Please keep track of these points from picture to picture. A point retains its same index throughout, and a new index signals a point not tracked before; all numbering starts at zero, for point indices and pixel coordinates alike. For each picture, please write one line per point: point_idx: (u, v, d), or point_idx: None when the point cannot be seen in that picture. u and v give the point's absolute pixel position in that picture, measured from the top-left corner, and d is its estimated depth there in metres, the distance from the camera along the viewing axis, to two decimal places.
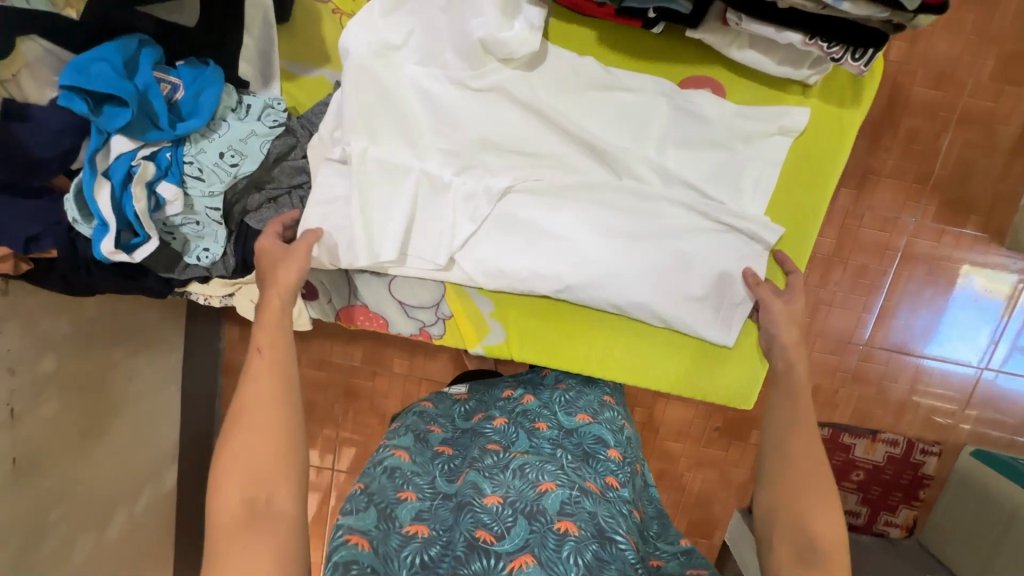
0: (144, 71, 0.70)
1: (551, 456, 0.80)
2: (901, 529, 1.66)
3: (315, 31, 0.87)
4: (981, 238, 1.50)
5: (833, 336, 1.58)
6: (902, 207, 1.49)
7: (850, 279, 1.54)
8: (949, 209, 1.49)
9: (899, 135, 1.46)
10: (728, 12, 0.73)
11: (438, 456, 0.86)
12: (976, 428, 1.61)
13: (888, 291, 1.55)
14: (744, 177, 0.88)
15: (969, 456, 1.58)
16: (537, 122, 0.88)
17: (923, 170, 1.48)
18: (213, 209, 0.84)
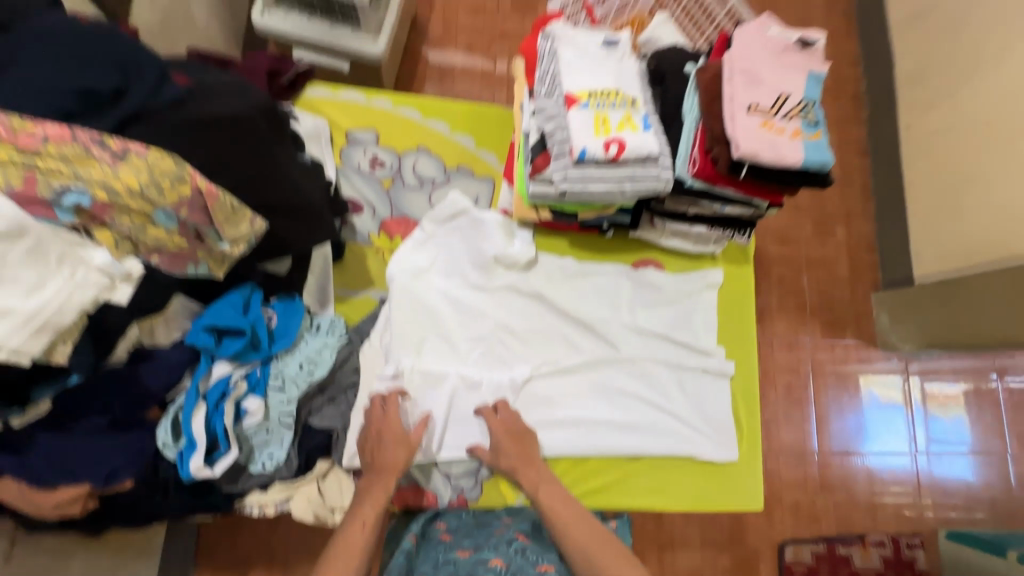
0: (254, 308, 0.90)
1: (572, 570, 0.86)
2: None
3: (361, 264, 1.14)
4: (857, 356, 1.88)
5: (789, 450, 1.81)
6: (795, 331, 1.89)
7: (783, 402, 1.84)
8: (829, 329, 1.89)
9: (772, 281, 1.92)
10: (656, 219, 1.12)
11: (460, 562, 0.91)
12: (936, 512, 1.80)
13: (815, 401, 1.85)
14: (694, 320, 1.21)
15: (945, 540, 1.75)
16: (540, 307, 1.17)
17: (797, 301, 1.91)
18: (286, 415, 0.95)
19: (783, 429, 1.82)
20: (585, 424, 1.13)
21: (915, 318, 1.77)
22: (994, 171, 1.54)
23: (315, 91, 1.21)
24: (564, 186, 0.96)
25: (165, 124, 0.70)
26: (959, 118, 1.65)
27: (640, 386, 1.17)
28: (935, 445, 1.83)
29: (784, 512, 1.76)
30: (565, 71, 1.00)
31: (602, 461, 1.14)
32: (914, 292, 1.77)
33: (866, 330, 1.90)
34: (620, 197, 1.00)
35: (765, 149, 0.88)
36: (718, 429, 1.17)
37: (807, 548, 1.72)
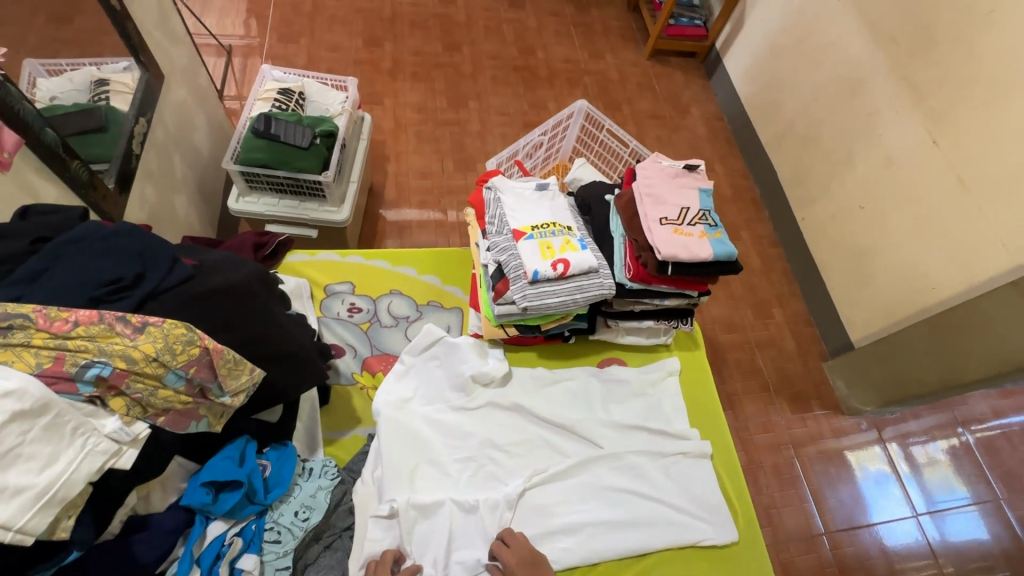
0: (251, 458, 0.93)
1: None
2: None
3: (347, 404, 1.20)
4: (831, 427, 1.97)
5: (796, 535, 1.78)
6: (765, 411, 1.98)
7: (776, 484, 1.86)
8: (795, 403, 2.01)
9: (730, 366, 2.06)
10: (609, 320, 1.27)
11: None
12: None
13: (805, 478, 1.88)
14: (663, 407, 1.30)
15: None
16: (521, 417, 1.24)
17: (759, 381, 2.04)
18: (281, 569, 0.91)
19: (785, 513, 1.81)
20: (584, 530, 1.14)
21: (867, 378, 1.91)
22: (874, 246, 1.85)
23: (294, 257, 1.37)
24: (525, 303, 1.10)
25: (178, 296, 0.83)
26: (838, 207, 2.00)
27: (628, 480, 1.20)
28: (938, 508, 1.83)
29: None
30: (509, 213, 1.22)
31: (610, 568, 1.12)
32: (858, 355, 1.93)
33: (829, 399, 2.03)
34: (574, 306, 1.14)
35: (681, 251, 1.08)
36: (715, 512, 1.20)
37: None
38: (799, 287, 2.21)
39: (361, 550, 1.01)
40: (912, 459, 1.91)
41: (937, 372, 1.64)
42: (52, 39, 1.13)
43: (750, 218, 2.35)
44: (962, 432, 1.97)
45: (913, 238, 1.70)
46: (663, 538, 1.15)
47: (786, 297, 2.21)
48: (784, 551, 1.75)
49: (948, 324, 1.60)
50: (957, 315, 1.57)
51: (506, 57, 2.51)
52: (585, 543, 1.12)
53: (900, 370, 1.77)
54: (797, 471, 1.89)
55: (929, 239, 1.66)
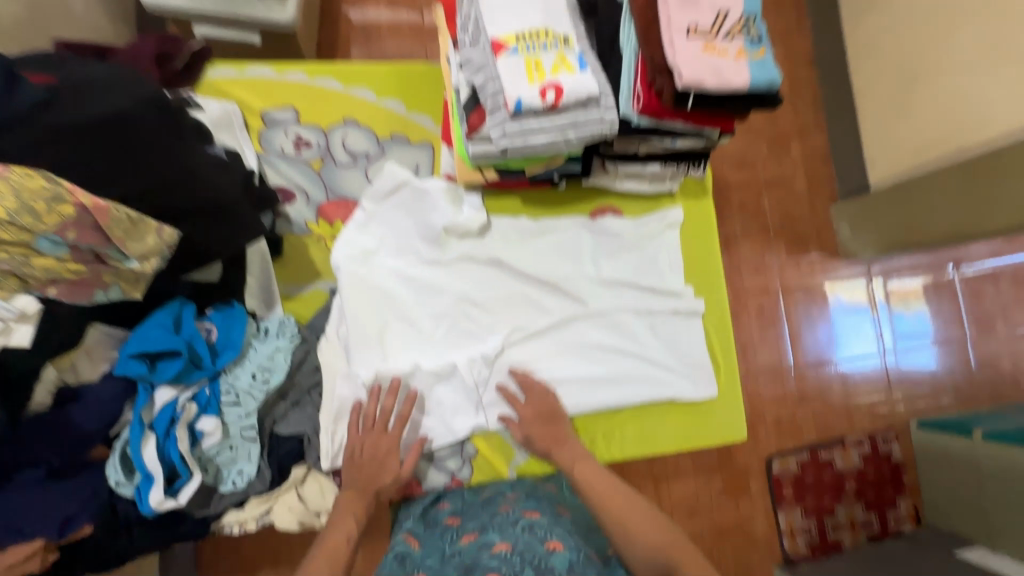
0: (188, 325, 0.82)
1: (559, 527, 0.86)
2: (909, 520, 1.89)
3: (302, 257, 1.06)
4: (824, 272, 1.90)
5: (766, 370, 1.85)
6: (760, 255, 1.89)
7: (757, 325, 1.87)
8: (793, 247, 1.91)
9: (733, 208, 1.90)
10: (607, 163, 1.06)
11: (446, 528, 0.91)
12: (909, 405, 1.90)
13: (787, 319, 1.88)
14: (659, 263, 1.18)
15: (918, 432, 1.87)
16: (500, 273, 1.12)
17: (761, 224, 1.90)
18: (248, 429, 0.90)
19: (760, 351, 1.86)
20: (561, 385, 1.11)
21: (877, 222, 1.75)
22: (925, 70, 1.51)
23: (215, 70, 1.07)
24: (504, 143, 0.89)
25: (34, 137, 0.63)
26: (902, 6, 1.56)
27: (612, 337, 1.14)
28: (904, 346, 1.90)
29: (768, 428, 1.83)
30: (487, 14, 0.91)
31: (585, 419, 1.13)
32: (873, 197, 1.74)
33: (828, 241, 1.92)
34: (566, 147, 0.93)
35: (709, 76, 0.82)
36: (698, 368, 1.17)
37: (793, 459, 1.82)
38: (826, 117, 1.93)
39: (328, 408, 0.98)
40: (895, 291, 1.92)
41: (954, 221, 1.47)
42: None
43: (788, 27, 1.93)
44: (956, 268, 1.95)
45: (975, 64, 1.36)
46: (642, 393, 1.13)
47: (810, 129, 1.94)
48: (751, 384, 1.84)
49: (986, 167, 1.36)
50: (1000, 156, 1.32)
51: None
52: (562, 398, 1.11)
53: (915, 216, 1.59)
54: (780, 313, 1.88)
55: (1002, 56, 1.31)
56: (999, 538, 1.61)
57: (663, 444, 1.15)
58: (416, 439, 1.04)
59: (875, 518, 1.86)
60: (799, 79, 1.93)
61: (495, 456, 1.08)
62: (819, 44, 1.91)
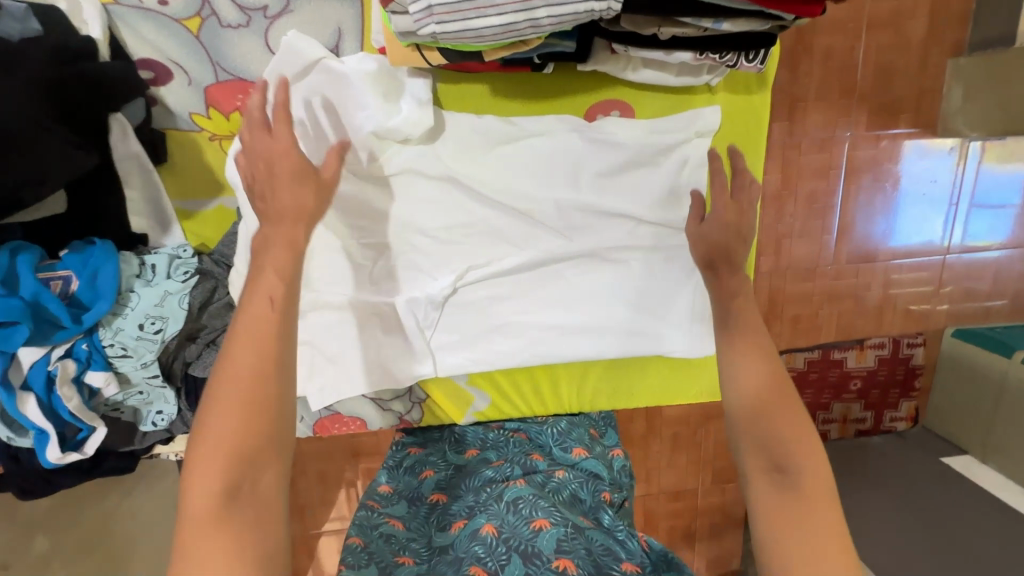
0: (28, 280, 0.67)
1: (548, 494, 0.77)
2: (906, 421, 1.57)
3: (196, 162, 0.81)
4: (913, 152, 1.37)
5: (800, 266, 1.44)
6: (835, 124, 1.35)
7: (804, 216, 1.41)
8: (881, 114, 1.35)
9: (813, 56, 1.32)
10: (614, 45, 0.70)
11: (432, 509, 0.82)
12: (953, 308, 1.50)
13: (843, 206, 1.40)
14: (671, 187, 0.88)
15: (950, 339, 1.49)
16: (456, 194, 0.86)
17: (846, 83, 1.33)
18: (153, 377, 0.79)
19: (799, 244, 1.44)
20: (526, 332, 0.93)
21: (1007, 91, 1.25)
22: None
23: None
24: (432, 27, 0.58)
25: None
26: None
27: (591, 283, 0.93)
28: (973, 234, 1.45)
29: (783, 327, 1.46)
30: None
31: (551, 368, 0.97)
32: (1010, 52, 1.22)
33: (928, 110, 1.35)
34: (534, 34, 0.59)
35: None
36: (698, 324, 0.95)
37: (800, 357, 1.48)
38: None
39: None
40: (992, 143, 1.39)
41: None
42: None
43: None
44: None
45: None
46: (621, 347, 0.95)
47: None
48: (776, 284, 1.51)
49: None
50: None
51: None
52: (523, 347, 0.94)
53: None
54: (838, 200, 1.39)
55: None
56: (995, 453, 1.39)
57: (638, 400, 1.01)
58: (354, 385, 0.92)
59: (870, 417, 1.56)
60: None
61: (449, 404, 0.98)
62: None
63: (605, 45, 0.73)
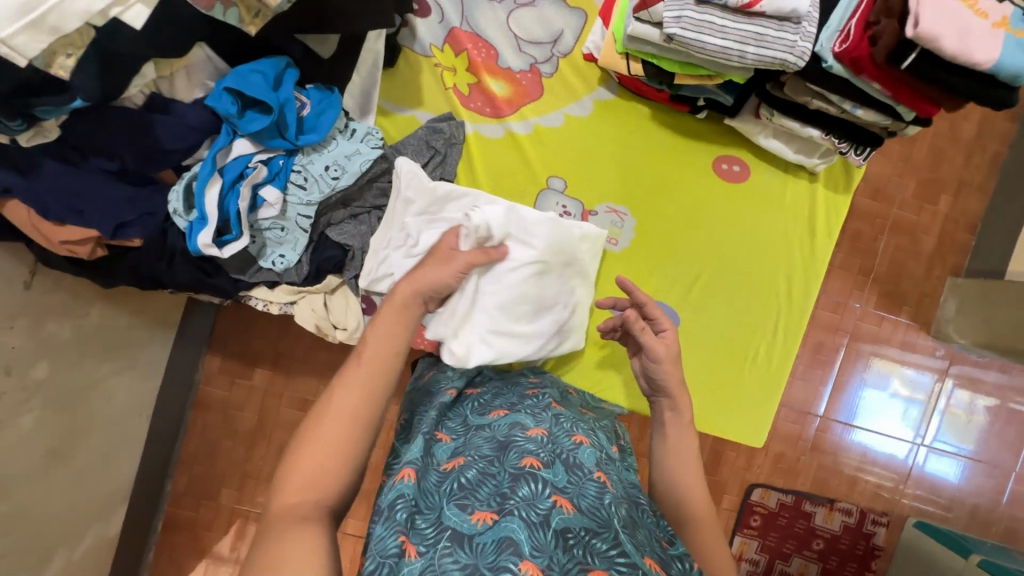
0: (287, 87, 0.79)
1: (580, 416, 0.81)
2: None
3: (413, 80, 1.00)
4: (904, 341, 1.61)
5: (794, 405, 1.59)
6: (848, 293, 1.59)
7: (806, 361, 1.59)
8: (886, 300, 1.60)
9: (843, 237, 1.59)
10: (763, 108, 0.93)
11: (469, 397, 0.84)
12: (915, 502, 1.63)
13: (839, 369, 1.60)
14: (757, 229, 1.07)
15: (911, 528, 1.59)
16: (591, 173, 1.04)
17: (863, 264, 1.60)
18: (304, 217, 0.89)
19: (796, 387, 1.59)
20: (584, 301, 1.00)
21: (990, 313, 1.48)
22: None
23: None
24: (674, 30, 0.78)
25: None
26: None
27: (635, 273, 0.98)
28: (939, 440, 1.62)
29: (766, 458, 1.58)
30: None
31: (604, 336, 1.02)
32: (1003, 287, 1.46)
33: (924, 313, 1.62)
34: (734, 64, 0.81)
35: (952, 36, 0.67)
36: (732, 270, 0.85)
37: (775, 496, 1.56)
38: (997, 183, 1.60)
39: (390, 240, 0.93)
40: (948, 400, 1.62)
41: None
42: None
43: None
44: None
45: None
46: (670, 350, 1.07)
47: (972, 185, 1.60)
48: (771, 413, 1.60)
49: None
50: None
51: None
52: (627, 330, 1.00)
53: None
54: (837, 360, 1.59)
55: None
56: None
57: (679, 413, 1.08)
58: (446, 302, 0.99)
59: None
60: (985, 126, 1.60)
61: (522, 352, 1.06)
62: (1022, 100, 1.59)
63: (750, 110, 0.97)
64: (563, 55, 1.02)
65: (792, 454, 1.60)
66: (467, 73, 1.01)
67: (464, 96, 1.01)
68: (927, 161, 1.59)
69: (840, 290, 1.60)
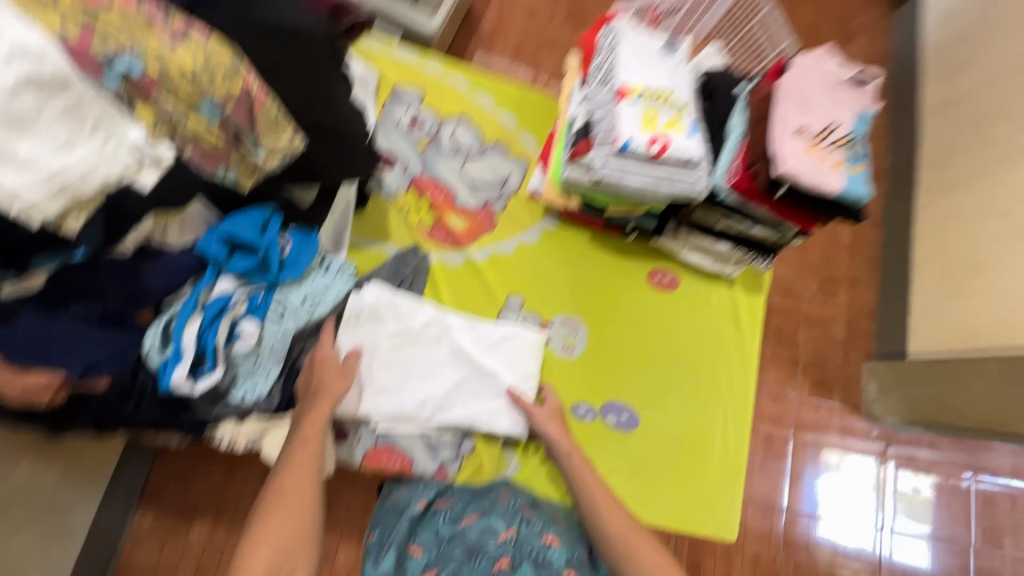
0: (272, 231, 0.88)
1: (551, 522, 0.94)
2: None
3: (381, 219, 1.13)
4: (842, 425, 1.76)
5: (759, 500, 1.65)
6: (783, 384, 1.76)
7: (760, 453, 1.69)
8: (818, 388, 1.77)
9: (767, 334, 1.79)
10: (681, 229, 1.13)
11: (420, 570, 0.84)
12: None
13: (792, 458, 1.70)
14: (692, 327, 1.21)
15: None
16: (544, 289, 1.17)
17: (790, 356, 1.79)
18: (279, 347, 0.92)
19: (757, 480, 1.67)
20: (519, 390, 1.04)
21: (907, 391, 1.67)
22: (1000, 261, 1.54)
23: (367, 41, 1.22)
24: (602, 172, 0.97)
25: (234, 18, 0.71)
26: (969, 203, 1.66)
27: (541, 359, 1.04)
28: (900, 524, 1.69)
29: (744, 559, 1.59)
30: (623, 66, 1.01)
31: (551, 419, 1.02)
32: (910, 366, 1.68)
33: (852, 395, 1.79)
34: (653, 196, 1.01)
35: (806, 173, 0.88)
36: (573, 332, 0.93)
37: None
38: (879, 277, 1.89)
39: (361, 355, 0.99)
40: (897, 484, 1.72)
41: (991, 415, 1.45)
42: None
43: None
44: (968, 477, 1.74)
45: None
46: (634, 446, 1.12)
47: (861, 280, 1.89)
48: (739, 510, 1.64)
49: None
50: None
51: None
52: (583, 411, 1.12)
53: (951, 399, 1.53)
54: (787, 450, 1.71)
55: None
56: None
57: (653, 511, 1.10)
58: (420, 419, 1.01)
59: None
60: (860, 232, 1.93)
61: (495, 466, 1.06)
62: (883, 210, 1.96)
63: (671, 231, 1.17)
64: (511, 194, 1.20)
65: (766, 551, 1.63)
66: (429, 212, 1.16)
67: (427, 231, 1.14)
68: (821, 264, 1.88)
69: (776, 382, 1.76)
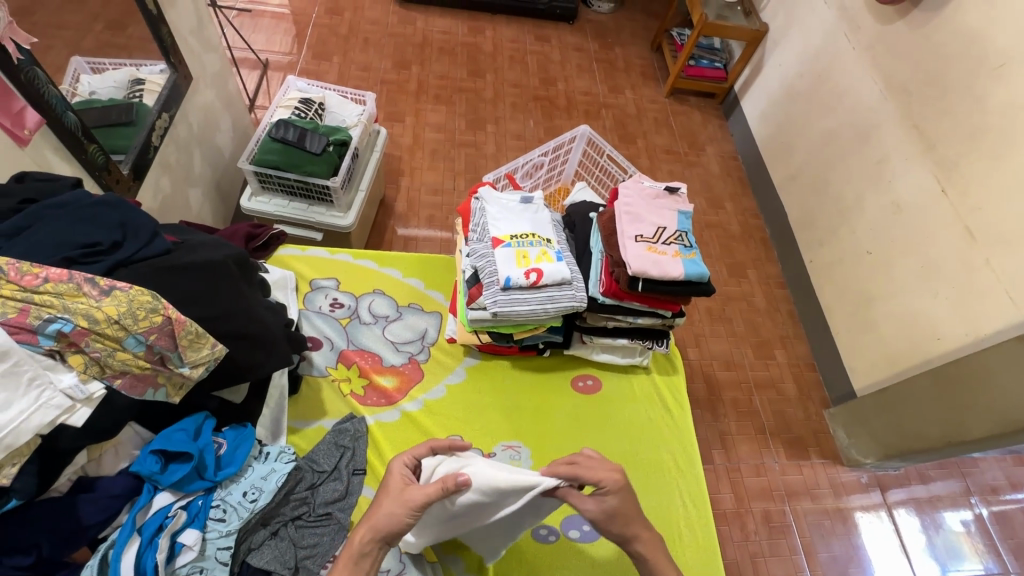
0: (206, 435, 0.95)
1: None
2: None
3: (316, 396, 1.21)
4: (830, 480, 1.77)
5: None
6: (759, 453, 1.79)
7: (764, 531, 1.65)
8: (791, 448, 1.82)
9: (726, 407, 1.87)
10: (583, 335, 1.28)
11: None
12: None
13: (798, 529, 1.67)
14: (626, 420, 1.29)
15: None
16: (481, 422, 1.24)
17: (755, 424, 1.85)
18: (224, 548, 0.92)
19: (773, 563, 1.60)
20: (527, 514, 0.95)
21: (869, 428, 1.74)
22: (879, 291, 1.76)
23: (285, 250, 1.43)
24: (495, 308, 1.13)
25: (154, 265, 0.87)
26: (840, 250, 1.94)
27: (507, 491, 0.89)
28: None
29: None
30: (491, 221, 1.24)
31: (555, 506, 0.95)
32: (860, 403, 1.77)
33: (826, 448, 1.84)
34: (544, 316, 1.16)
35: (651, 267, 1.08)
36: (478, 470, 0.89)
37: None
38: (803, 330, 2.09)
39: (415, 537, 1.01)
40: (914, 531, 1.69)
41: (937, 430, 1.51)
42: (105, 44, 1.29)
43: (755, 256, 2.26)
44: (977, 503, 1.76)
45: (919, 287, 1.62)
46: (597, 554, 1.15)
47: (789, 337, 2.07)
48: None
49: (949, 374, 1.49)
50: (958, 368, 1.46)
51: (528, 86, 2.66)
52: (547, 532, 1.16)
53: (905, 424, 1.61)
54: (789, 520, 1.67)
55: (932, 295, 1.59)
56: None
57: None
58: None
59: None
60: (770, 295, 2.16)
61: None
62: (781, 272, 2.22)
63: (577, 338, 1.31)
64: (432, 344, 1.34)
65: None
66: (360, 378, 1.26)
67: (361, 396, 1.23)
68: (748, 331, 2.06)
69: (750, 452, 1.79)
